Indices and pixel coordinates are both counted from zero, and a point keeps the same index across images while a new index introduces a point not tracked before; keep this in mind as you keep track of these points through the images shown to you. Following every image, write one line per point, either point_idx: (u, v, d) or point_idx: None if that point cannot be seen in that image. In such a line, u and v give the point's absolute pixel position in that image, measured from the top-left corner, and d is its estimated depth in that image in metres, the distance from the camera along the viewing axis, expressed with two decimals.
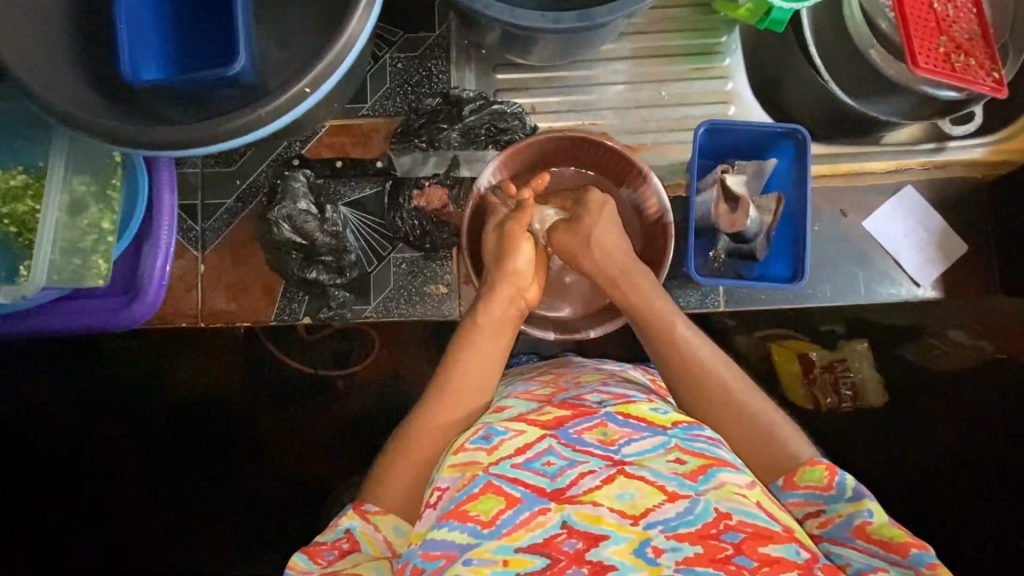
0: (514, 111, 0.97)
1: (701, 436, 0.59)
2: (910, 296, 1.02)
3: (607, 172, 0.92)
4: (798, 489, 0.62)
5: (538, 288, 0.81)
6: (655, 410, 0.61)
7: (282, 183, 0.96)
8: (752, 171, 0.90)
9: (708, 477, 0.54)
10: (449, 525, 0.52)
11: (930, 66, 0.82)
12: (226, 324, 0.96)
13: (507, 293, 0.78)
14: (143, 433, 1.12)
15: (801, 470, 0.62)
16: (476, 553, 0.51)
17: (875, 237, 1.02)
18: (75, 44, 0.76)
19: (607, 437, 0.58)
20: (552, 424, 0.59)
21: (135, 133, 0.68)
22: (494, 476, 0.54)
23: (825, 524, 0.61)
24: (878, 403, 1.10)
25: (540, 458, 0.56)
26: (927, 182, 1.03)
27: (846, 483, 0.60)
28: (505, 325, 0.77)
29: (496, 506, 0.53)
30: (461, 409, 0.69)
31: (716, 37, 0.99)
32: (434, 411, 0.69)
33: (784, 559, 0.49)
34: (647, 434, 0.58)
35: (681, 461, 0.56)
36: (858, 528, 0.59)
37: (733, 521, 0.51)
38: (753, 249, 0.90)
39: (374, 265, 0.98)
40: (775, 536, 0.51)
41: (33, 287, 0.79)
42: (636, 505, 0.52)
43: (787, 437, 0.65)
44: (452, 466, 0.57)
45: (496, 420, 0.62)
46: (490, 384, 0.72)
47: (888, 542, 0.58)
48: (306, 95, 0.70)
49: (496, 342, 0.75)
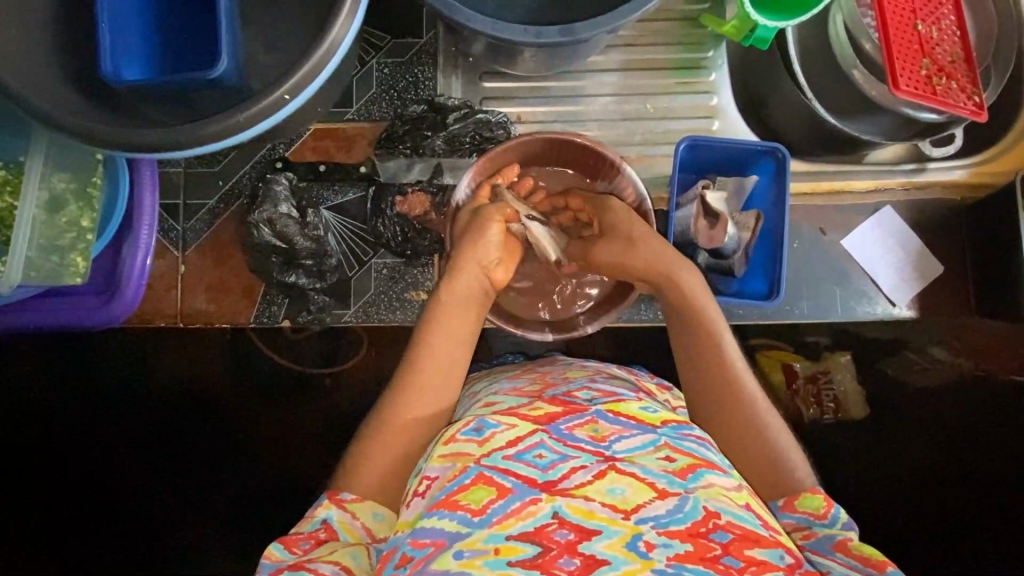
0: (500, 120, 0.96)
1: (689, 436, 0.61)
2: (886, 315, 1.03)
3: (580, 168, 0.92)
4: (796, 511, 0.66)
5: (505, 271, 0.80)
6: (644, 408, 0.62)
7: (264, 186, 0.95)
8: (732, 188, 0.91)
9: (696, 476, 0.56)
10: (439, 513, 0.53)
11: (912, 89, 0.83)
12: (205, 324, 0.95)
13: (471, 268, 0.77)
14: (123, 435, 1.12)
15: (802, 496, 0.66)
16: (466, 543, 0.51)
17: (853, 257, 1.03)
18: (55, 43, 0.75)
19: (598, 433, 0.59)
20: (543, 419, 0.60)
21: (115, 132, 0.68)
22: (485, 467, 0.55)
23: (808, 538, 0.65)
24: (859, 415, 1.13)
25: (532, 450, 0.57)
26: (905, 203, 1.04)
27: (840, 515, 0.65)
28: (469, 303, 0.76)
29: (487, 496, 0.54)
30: (438, 399, 0.71)
31: (703, 51, 0.99)
32: (409, 398, 0.70)
33: (768, 562, 0.51)
34: (636, 432, 0.59)
35: (671, 459, 0.57)
36: (840, 544, 0.63)
37: (721, 521, 0.53)
38: (731, 265, 0.90)
39: (356, 270, 0.97)
40: (762, 540, 0.53)
41: (9, 282, 0.78)
42: (627, 501, 0.54)
43: (791, 458, 0.69)
44: (442, 456, 0.58)
45: (486, 414, 0.63)
46: (458, 375, 0.73)
47: (867, 558, 0.60)
48: (286, 101, 0.70)
49: (459, 323, 0.75)
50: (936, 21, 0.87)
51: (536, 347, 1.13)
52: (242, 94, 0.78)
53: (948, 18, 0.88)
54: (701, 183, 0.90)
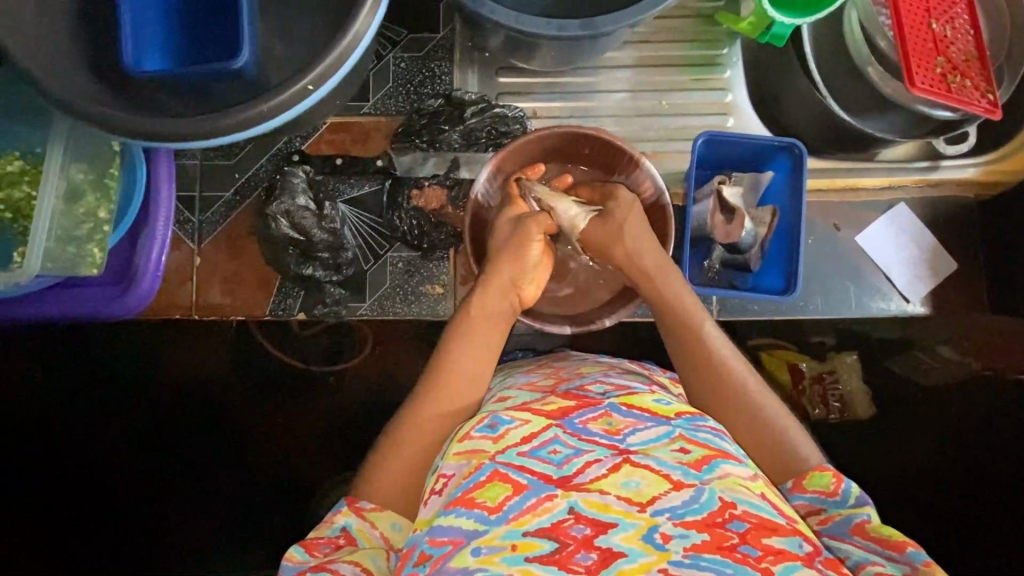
0: (516, 115, 0.97)
1: (705, 426, 0.61)
2: (898, 310, 1.11)
3: (597, 163, 0.92)
4: (806, 492, 0.65)
5: (535, 288, 0.80)
6: (658, 401, 0.63)
7: (281, 178, 0.96)
8: (748, 183, 0.93)
9: (712, 468, 0.56)
10: (456, 512, 0.53)
11: (927, 86, 0.84)
12: (221, 317, 0.96)
13: (499, 288, 0.77)
14: (132, 429, 1.12)
15: (809, 475, 0.65)
16: (484, 541, 0.51)
17: (866, 253, 1.08)
18: (77, 32, 0.76)
19: (612, 427, 0.59)
20: (557, 414, 0.60)
21: (137, 122, 0.68)
22: (500, 464, 0.55)
23: (825, 522, 0.64)
24: (865, 416, 1.10)
25: (547, 446, 0.57)
26: (919, 199, 1.08)
27: (852, 490, 0.63)
28: (495, 320, 0.76)
29: (503, 493, 0.54)
30: (464, 399, 0.70)
31: (717, 49, 1.00)
32: (430, 402, 0.70)
33: (787, 550, 0.50)
34: (651, 424, 0.60)
35: (686, 451, 0.57)
36: (857, 526, 0.62)
37: (738, 510, 0.52)
38: (747, 259, 0.91)
39: (370, 263, 0.97)
40: (779, 529, 0.52)
41: (27, 273, 0.78)
42: (643, 493, 0.54)
43: (793, 437, 0.69)
44: (457, 454, 0.58)
45: (500, 410, 0.64)
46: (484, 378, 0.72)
47: (885, 539, 0.60)
48: (308, 91, 0.70)
49: (489, 337, 0.75)
50: (951, 20, 0.88)
51: (542, 344, 1.13)
52: (259, 87, 0.79)
53: (963, 17, 0.89)
54: (717, 178, 0.90)
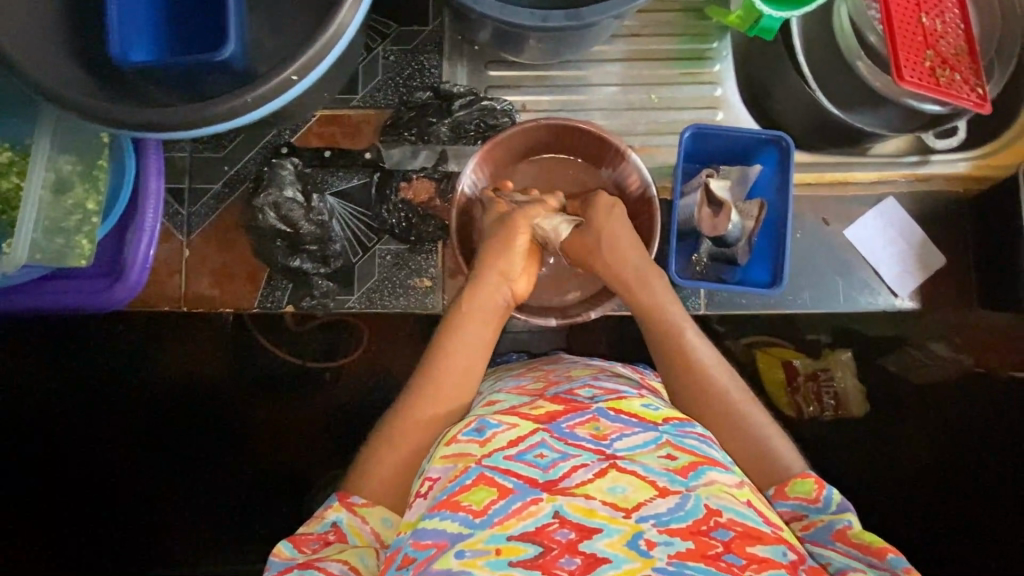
0: (505, 108, 0.97)
1: (692, 433, 0.61)
2: (888, 305, 1.03)
3: (585, 156, 0.92)
4: (789, 499, 0.65)
5: (527, 282, 0.81)
6: (647, 406, 0.62)
7: (270, 170, 0.96)
8: (735, 177, 0.93)
9: (698, 474, 0.56)
10: (440, 515, 0.53)
11: (915, 80, 0.84)
12: (208, 309, 0.96)
13: (493, 276, 0.78)
14: (124, 425, 1.12)
15: (792, 481, 0.66)
16: (468, 544, 0.51)
17: (857, 248, 1.03)
18: (64, 22, 0.76)
19: (599, 432, 0.59)
20: (544, 418, 0.60)
21: (122, 112, 0.68)
22: (486, 468, 0.55)
23: (808, 528, 0.64)
24: (859, 413, 1.14)
25: (533, 450, 0.57)
26: (909, 194, 1.05)
27: (834, 497, 0.64)
28: (491, 313, 0.77)
29: (488, 496, 0.53)
30: (451, 398, 0.70)
31: (707, 42, 1.00)
32: (418, 398, 0.70)
33: (771, 558, 0.51)
34: (638, 430, 0.59)
35: (672, 457, 0.57)
36: (840, 532, 0.62)
37: (723, 518, 0.53)
38: (734, 253, 0.91)
39: (359, 256, 0.97)
40: (764, 537, 0.52)
41: (12, 263, 0.78)
42: (628, 499, 0.54)
43: (778, 445, 0.68)
44: (444, 457, 0.58)
45: (487, 414, 0.63)
46: (473, 376, 0.72)
47: (867, 545, 0.59)
48: (293, 82, 0.70)
49: (483, 329, 0.75)
50: (941, 14, 0.88)
51: (537, 344, 1.14)
52: (250, 77, 0.79)
53: (953, 12, 0.88)
54: (705, 171, 0.90)
